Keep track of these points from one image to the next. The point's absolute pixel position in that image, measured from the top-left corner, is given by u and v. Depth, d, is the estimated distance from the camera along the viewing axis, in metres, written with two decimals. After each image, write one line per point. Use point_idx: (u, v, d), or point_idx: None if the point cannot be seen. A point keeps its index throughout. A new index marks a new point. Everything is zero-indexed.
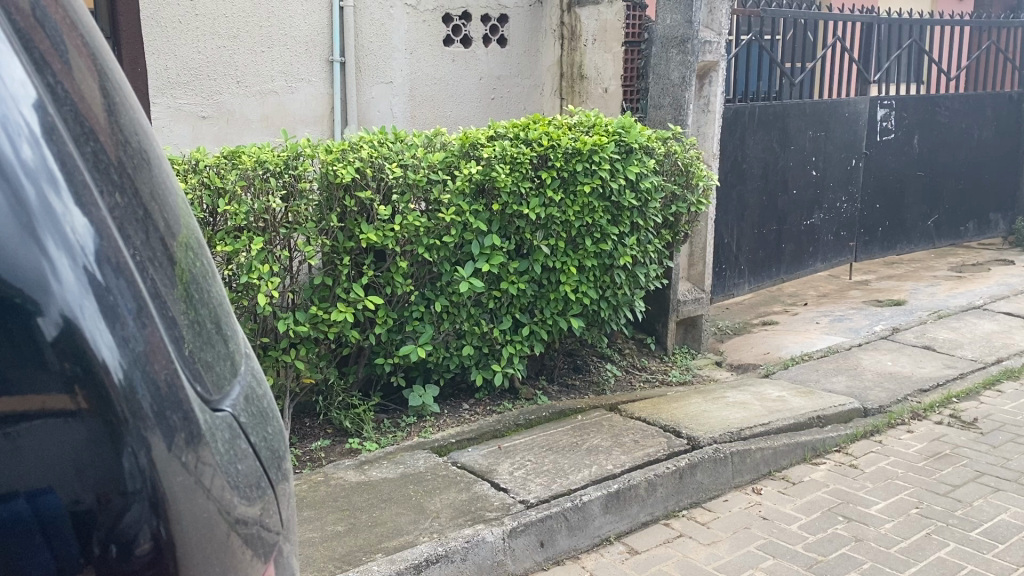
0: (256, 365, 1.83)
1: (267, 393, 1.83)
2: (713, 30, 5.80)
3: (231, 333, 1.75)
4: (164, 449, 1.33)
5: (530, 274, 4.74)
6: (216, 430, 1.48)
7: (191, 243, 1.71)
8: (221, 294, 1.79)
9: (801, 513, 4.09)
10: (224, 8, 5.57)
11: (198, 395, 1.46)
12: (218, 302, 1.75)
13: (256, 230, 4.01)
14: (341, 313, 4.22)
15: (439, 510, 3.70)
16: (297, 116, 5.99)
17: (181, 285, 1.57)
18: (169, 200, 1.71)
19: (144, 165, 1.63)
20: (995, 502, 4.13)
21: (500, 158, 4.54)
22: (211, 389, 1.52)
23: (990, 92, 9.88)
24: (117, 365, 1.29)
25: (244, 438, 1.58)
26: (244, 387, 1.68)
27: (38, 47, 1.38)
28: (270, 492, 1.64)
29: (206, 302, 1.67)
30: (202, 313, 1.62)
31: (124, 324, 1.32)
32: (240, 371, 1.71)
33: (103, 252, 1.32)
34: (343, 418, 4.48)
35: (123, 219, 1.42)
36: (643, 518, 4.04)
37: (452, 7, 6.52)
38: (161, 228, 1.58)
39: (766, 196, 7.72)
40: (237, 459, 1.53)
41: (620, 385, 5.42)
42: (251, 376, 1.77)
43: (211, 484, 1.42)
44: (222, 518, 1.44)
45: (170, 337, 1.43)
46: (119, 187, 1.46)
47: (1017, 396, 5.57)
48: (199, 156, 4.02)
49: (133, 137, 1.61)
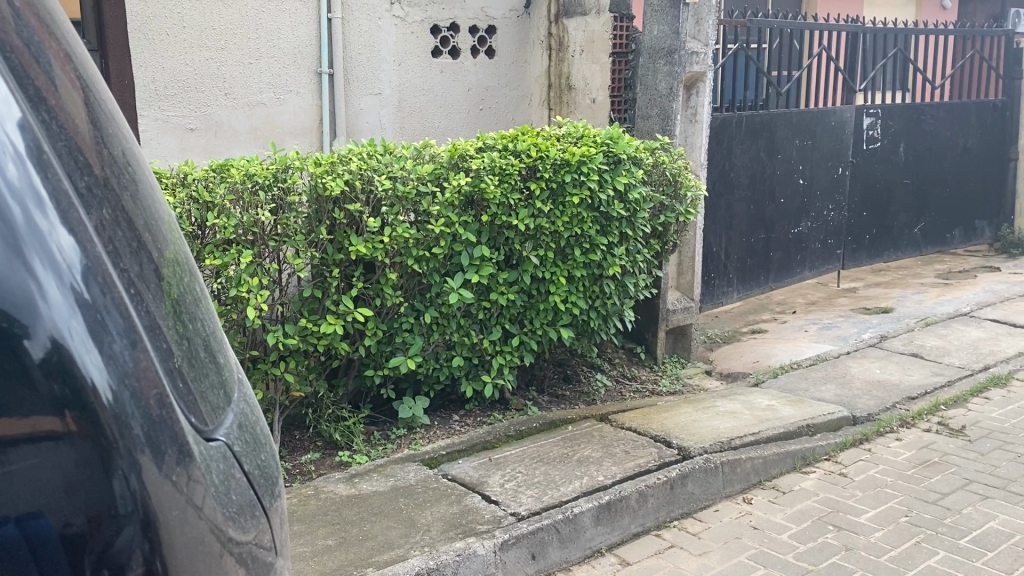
0: (248, 391, 1.83)
1: (260, 419, 1.83)
2: (700, 41, 5.83)
3: (224, 359, 1.75)
4: (157, 473, 1.33)
5: (520, 285, 4.74)
6: (211, 461, 1.49)
7: (183, 268, 1.71)
8: (214, 320, 1.79)
9: (792, 523, 4.10)
10: (212, 20, 5.56)
11: (192, 427, 1.46)
12: (212, 329, 1.75)
13: (246, 244, 3.99)
14: (331, 326, 4.21)
15: (430, 524, 3.69)
16: (286, 129, 5.98)
17: (173, 311, 1.57)
18: (162, 226, 1.71)
19: (135, 191, 1.62)
20: (984, 509, 4.15)
21: (489, 171, 4.54)
22: (205, 419, 1.52)
23: (975, 100, 9.96)
24: (106, 389, 1.29)
25: (238, 467, 1.58)
26: (237, 415, 1.68)
27: (28, 71, 1.38)
28: (263, 519, 1.64)
29: (199, 329, 1.67)
30: (194, 339, 1.62)
31: (114, 351, 1.32)
32: (233, 399, 1.71)
33: (93, 279, 1.32)
34: (333, 431, 4.47)
35: (114, 243, 1.42)
36: (635, 529, 4.04)
37: (440, 19, 6.53)
38: (153, 254, 1.58)
39: (753, 206, 7.76)
40: (230, 488, 1.53)
41: (610, 395, 5.42)
42: (244, 402, 1.77)
43: (205, 507, 1.42)
44: (217, 538, 1.44)
45: (162, 365, 1.43)
46: (111, 215, 1.46)
47: (1004, 402, 5.60)
48: (187, 169, 4.01)
49: (124, 164, 1.61)
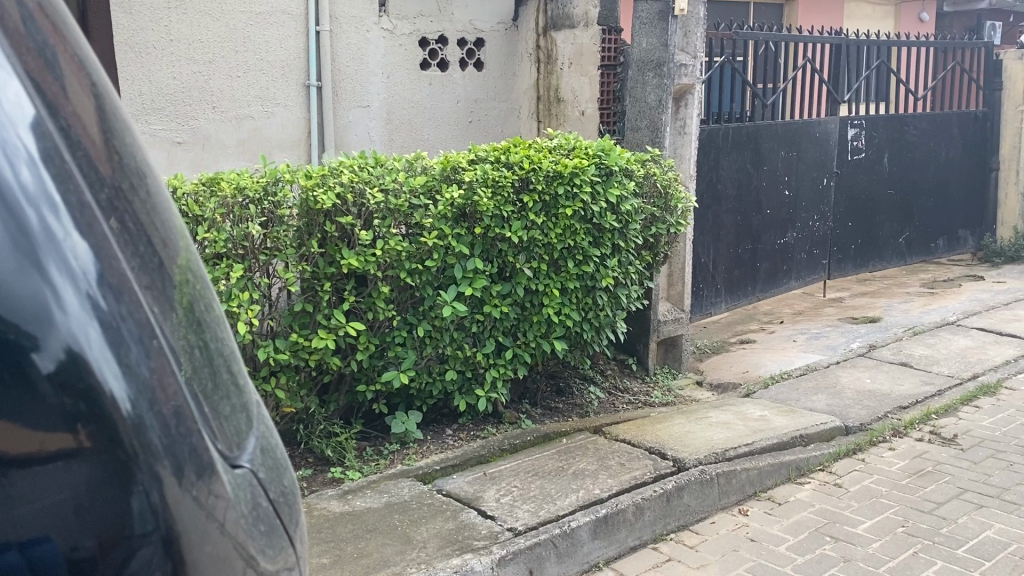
0: (266, 416, 1.78)
1: (281, 444, 1.78)
2: (688, 53, 5.84)
3: (242, 381, 1.70)
4: (178, 486, 1.29)
5: (514, 297, 4.72)
6: (239, 489, 1.44)
7: (201, 286, 1.68)
8: (231, 342, 1.75)
9: (789, 534, 4.08)
10: (200, 33, 5.52)
11: (220, 453, 1.42)
12: (228, 351, 1.70)
13: (235, 260, 3.96)
14: (322, 340, 4.17)
15: (426, 540, 3.65)
16: (275, 141, 5.94)
17: (194, 329, 1.53)
18: (179, 243, 1.67)
19: (151, 203, 1.58)
20: (980, 519, 4.16)
21: (482, 182, 4.52)
22: (232, 443, 1.48)
23: (957, 111, 10.06)
24: (126, 404, 1.26)
25: (265, 494, 1.54)
26: (259, 439, 1.63)
27: (45, 81, 1.35)
28: (289, 546, 1.59)
29: (217, 350, 1.63)
30: (215, 359, 1.58)
31: (134, 364, 1.28)
32: (253, 422, 1.66)
33: (113, 289, 1.28)
34: (325, 447, 4.42)
35: (133, 256, 1.38)
36: (632, 543, 4.01)
37: (428, 32, 6.52)
38: (172, 270, 1.54)
39: (741, 217, 7.78)
40: (257, 515, 1.48)
41: (603, 407, 5.40)
42: (265, 425, 1.72)
43: (228, 522, 1.38)
44: (240, 556, 1.40)
45: (186, 382, 1.39)
46: (131, 228, 1.42)
47: (995, 411, 5.62)
48: (177, 183, 3.95)
49: (141, 179, 1.58)
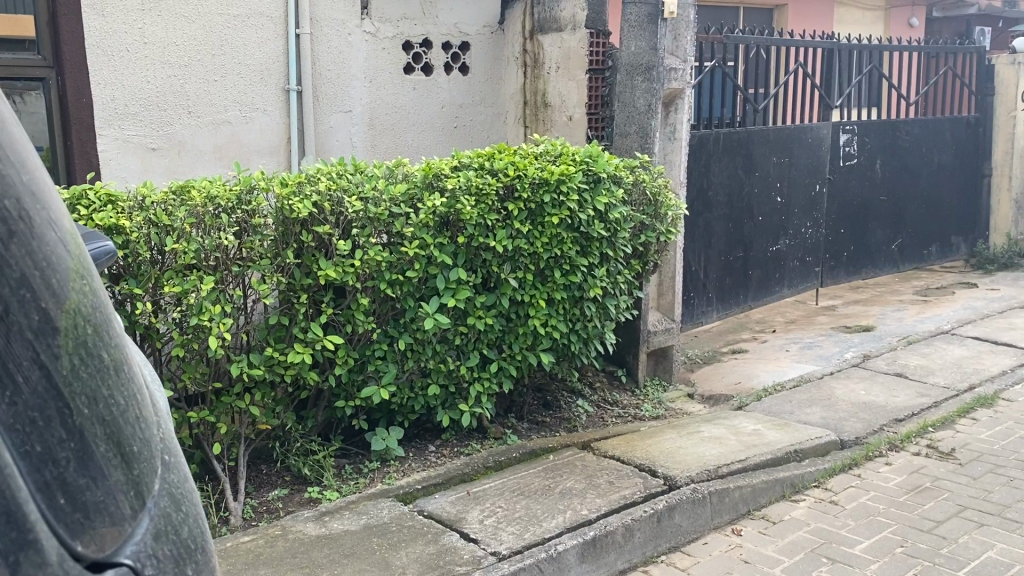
0: (180, 467, 1.45)
1: (201, 501, 1.47)
2: (678, 57, 5.71)
3: (148, 439, 1.35)
4: None
5: (498, 308, 4.55)
6: None
7: (102, 307, 1.31)
8: (136, 381, 1.37)
9: (784, 555, 3.93)
10: (174, 35, 5.35)
11: (64, 556, 1.15)
12: (132, 394, 1.33)
13: (205, 271, 3.75)
14: (297, 355, 3.99)
15: (405, 566, 3.48)
16: (253, 148, 5.77)
17: (68, 382, 1.19)
18: (77, 248, 1.29)
19: (31, 203, 1.20)
20: (981, 538, 4.01)
21: (465, 190, 4.35)
22: (95, 538, 1.20)
23: (949, 116, 9.97)
24: None
25: None
26: (155, 519, 1.31)
27: None
28: None
29: (108, 399, 1.27)
30: (100, 417, 1.24)
31: None
32: (151, 495, 1.33)
33: None
34: (302, 465, 4.25)
35: None
36: (621, 566, 3.85)
37: (412, 35, 6.36)
38: (46, 302, 1.18)
39: (732, 224, 7.64)
40: None
41: (591, 421, 5.24)
42: (179, 487, 1.41)
43: None
44: None
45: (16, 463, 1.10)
46: None
47: (993, 423, 5.49)
48: (145, 190, 3.75)
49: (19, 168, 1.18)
